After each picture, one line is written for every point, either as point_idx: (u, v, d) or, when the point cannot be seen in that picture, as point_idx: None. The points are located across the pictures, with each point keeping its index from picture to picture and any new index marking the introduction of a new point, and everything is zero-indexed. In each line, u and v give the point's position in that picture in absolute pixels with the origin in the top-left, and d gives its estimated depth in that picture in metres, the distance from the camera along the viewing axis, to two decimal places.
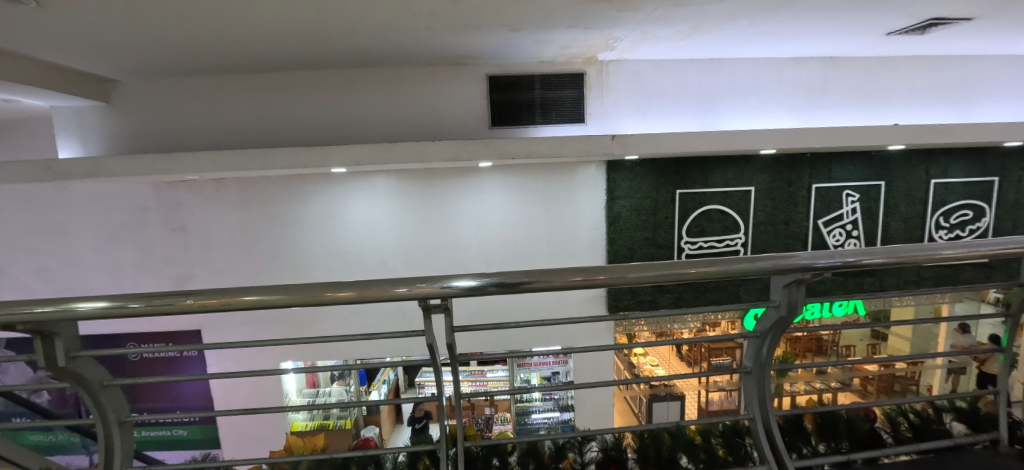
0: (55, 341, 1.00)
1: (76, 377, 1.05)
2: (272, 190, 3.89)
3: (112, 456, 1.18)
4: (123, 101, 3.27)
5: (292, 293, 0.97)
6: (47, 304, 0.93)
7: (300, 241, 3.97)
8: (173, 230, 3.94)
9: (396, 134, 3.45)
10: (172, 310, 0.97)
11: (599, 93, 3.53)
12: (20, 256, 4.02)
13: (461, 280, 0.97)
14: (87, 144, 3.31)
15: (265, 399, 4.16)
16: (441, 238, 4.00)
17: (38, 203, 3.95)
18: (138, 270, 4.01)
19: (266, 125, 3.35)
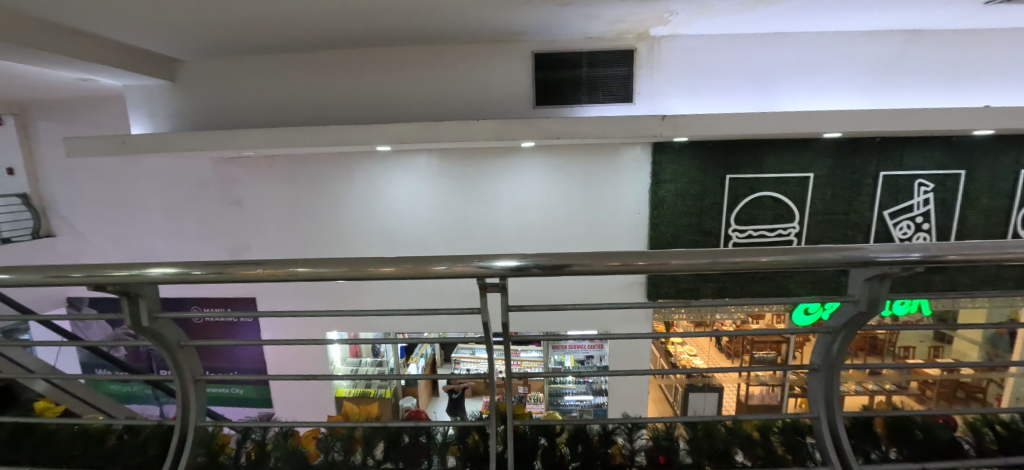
0: (139, 302, 1.07)
1: (156, 336, 1.13)
2: (319, 167, 4.01)
3: (187, 414, 1.25)
4: (186, 80, 3.44)
5: (338, 267, 0.98)
6: (125, 268, 0.98)
7: (345, 217, 4.10)
8: (231, 204, 4.18)
9: (439, 113, 3.45)
10: (230, 279, 1.01)
11: (649, 71, 3.37)
12: (102, 224, 4.42)
13: (504, 260, 0.96)
14: (155, 121, 3.53)
15: (313, 366, 4.42)
16: (480, 218, 4.01)
17: (115, 177, 4.29)
18: (200, 240, 4.29)
19: (315, 103, 3.44)
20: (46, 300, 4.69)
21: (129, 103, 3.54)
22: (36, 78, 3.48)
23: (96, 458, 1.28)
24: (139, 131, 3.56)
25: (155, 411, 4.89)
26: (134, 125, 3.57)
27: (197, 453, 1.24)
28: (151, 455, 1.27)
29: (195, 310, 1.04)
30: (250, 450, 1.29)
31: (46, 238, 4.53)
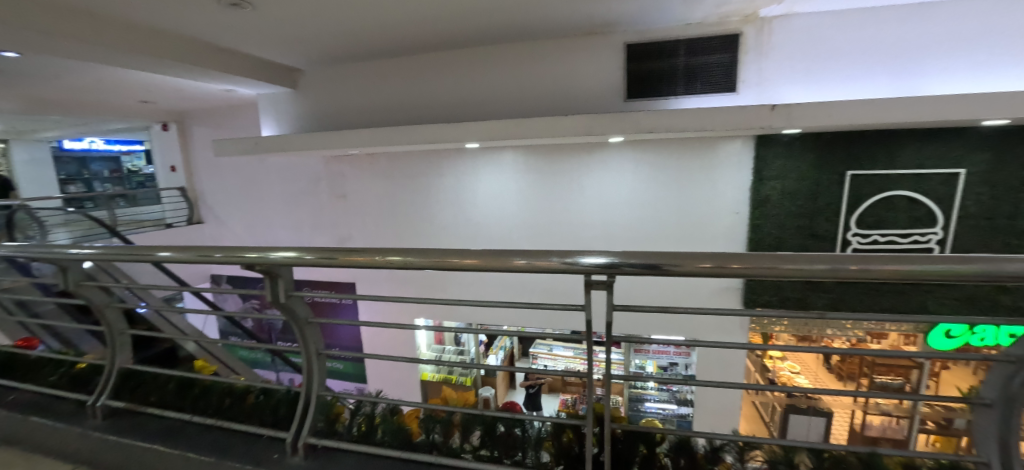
0: (278, 280, 1.15)
1: (289, 311, 1.19)
2: (414, 163, 4.30)
3: (313, 381, 1.27)
4: (306, 87, 3.90)
5: (420, 257, 0.99)
6: (255, 249, 1.07)
7: (435, 210, 4.34)
8: (337, 197, 4.66)
9: (526, 109, 3.49)
10: (334, 264, 1.06)
11: (756, 56, 3.06)
12: (240, 213, 5.24)
13: (590, 256, 0.89)
14: (281, 123, 4.06)
15: (403, 349, 4.75)
16: (564, 214, 3.99)
17: (250, 173, 5.05)
18: (312, 229, 4.86)
19: (411, 103, 3.69)
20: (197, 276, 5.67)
21: (261, 109, 4.13)
22: (196, 91, 4.21)
23: (240, 413, 1.35)
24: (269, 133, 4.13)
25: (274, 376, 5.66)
26: (265, 128, 4.15)
27: (318, 419, 1.29)
28: (283, 415, 1.33)
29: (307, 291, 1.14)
30: (361, 422, 1.36)
31: (198, 225, 5.48)
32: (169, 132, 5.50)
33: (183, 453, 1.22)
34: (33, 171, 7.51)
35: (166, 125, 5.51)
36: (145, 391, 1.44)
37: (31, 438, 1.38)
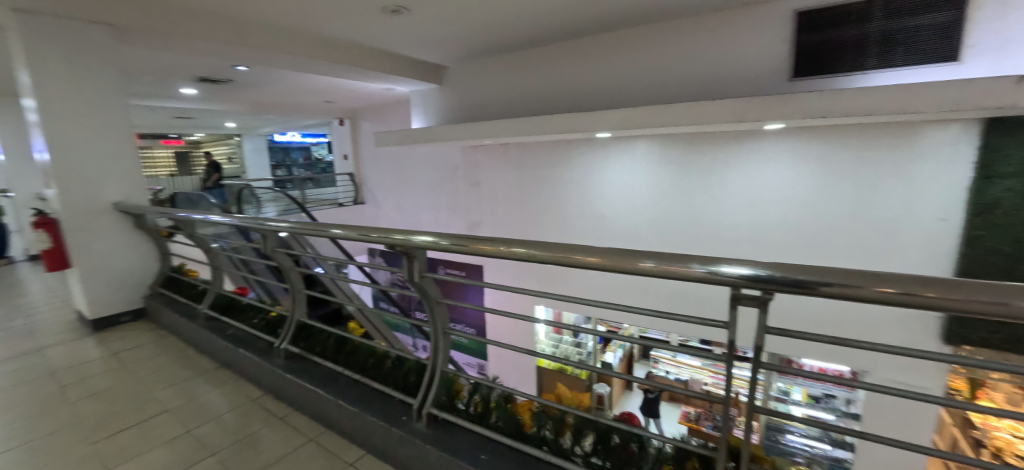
0: (414, 260, 1.20)
1: (422, 290, 1.24)
2: (545, 152, 4.35)
3: (437, 356, 1.33)
4: (449, 83, 4.26)
5: (544, 249, 0.91)
6: (400, 232, 1.15)
7: (561, 199, 4.33)
8: (471, 185, 5.02)
9: (664, 95, 3.19)
10: (466, 251, 1.06)
11: (1006, 5, 2.20)
12: (394, 196, 6.12)
13: (735, 266, 0.70)
14: (428, 117, 4.53)
15: (520, 339, 4.97)
16: (700, 211, 3.57)
17: (403, 161, 5.81)
18: (449, 214, 5.35)
19: (543, 94, 3.71)
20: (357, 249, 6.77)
21: (412, 104, 4.67)
22: (365, 91, 4.98)
23: (379, 374, 1.49)
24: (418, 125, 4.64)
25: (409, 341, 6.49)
26: (415, 121, 4.68)
27: (441, 392, 1.35)
28: (412, 383, 1.42)
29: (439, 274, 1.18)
30: (478, 402, 1.39)
31: (360, 205, 6.54)
32: (344, 126, 6.72)
33: (335, 400, 1.40)
34: (257, 158, 9.84)
35: (342, 121, 6.73)
36: (313, 343, 1.71)
37: (240, 365, 1.78)
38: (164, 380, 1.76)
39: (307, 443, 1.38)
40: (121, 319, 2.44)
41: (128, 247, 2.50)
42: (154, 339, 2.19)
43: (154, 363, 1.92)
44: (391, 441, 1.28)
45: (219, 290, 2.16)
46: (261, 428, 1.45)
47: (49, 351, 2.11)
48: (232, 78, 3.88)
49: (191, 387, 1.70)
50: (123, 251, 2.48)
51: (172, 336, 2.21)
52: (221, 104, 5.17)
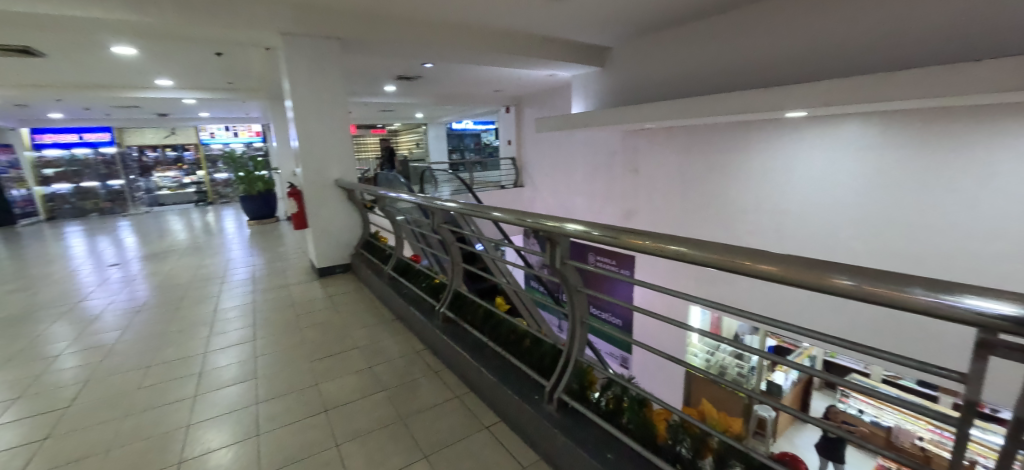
0: (556, 247, 1.14)
1: (563, 278, 1.18)
2: (717, 136, 3.82)
3: (573, 344, 1.29)
4: (611, 64, 4.11)
5: (702, 249, 0.76)
6: (553, 218, 1.10)
7: (732, 191, 3.76)
8: (630, 172, 4.81)
9: (899, 59, 2.37)
10: (613, 242, 0.96)
11: None
12: (551, 182, 6.46)
13: (991, 304, 0.47)
14: (589, 101, 4.50)
15: (673, 346, 4.70)
16: (936, 217, 2.62)
17: (562, 146, 6.02)
18: (605, 200, 5.28)
19: (718, 69, 3.23)
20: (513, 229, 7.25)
21: (573, 91, 4.72)
22: (529, 79, 5.22)
23: (518, 351, 1.55)
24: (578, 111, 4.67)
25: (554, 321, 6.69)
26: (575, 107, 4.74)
27: (573, 380, 1.32)
28: (546, 366, 1.43)
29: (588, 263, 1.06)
30: (609, 398, 1.28)
31: (519, 188, 7.03)
32: (509, 114, 7.31)
33: (479, 367, 1.54)
34: (438, 144, 11.25)
35: (509, 109, 7.34)
36: (465, 311, 1.89)
37: (411, 320, 2.11)
38: (358, 323, 2.23)
39: (452, 399, 1.56)
40: (335, 270, 3.15)
41: (343, 215, 3.15)
42: (354, 288, 2.81)
43: (354, 308, 2.45)
44: (522, 417, 1.33)
45: (399, 257, 2.60)
46: (420, 377, 1.70)
47: (296, 287, 2.90)
48: (422, 75, 4.55)
49: (375, 332, 2.12)
50: (340, 218, 3.13)
51: (367, 289, 2.76)
52: (414, 98, 6.13)
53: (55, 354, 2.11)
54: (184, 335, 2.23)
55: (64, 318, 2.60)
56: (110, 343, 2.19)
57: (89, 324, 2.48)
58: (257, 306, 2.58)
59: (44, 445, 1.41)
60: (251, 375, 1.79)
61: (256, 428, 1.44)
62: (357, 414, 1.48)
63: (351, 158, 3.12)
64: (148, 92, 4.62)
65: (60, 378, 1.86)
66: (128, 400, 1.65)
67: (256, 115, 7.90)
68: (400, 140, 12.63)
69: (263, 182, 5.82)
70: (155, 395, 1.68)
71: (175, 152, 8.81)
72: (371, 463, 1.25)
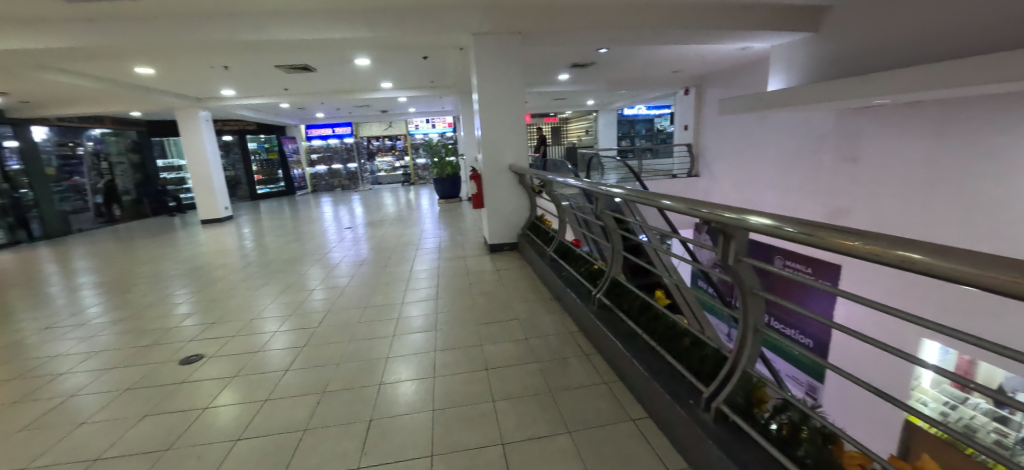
0: (731, 241, 0.98)
1: (735, 277, 1.00)
2: (996, 111, 2.73)
3: (741, 353, 1.12)
4: (831, 27, 3.36)
5: (945, 258, 0.52)
6: (732, 210, 0.93)
7: (1013, 188, 2.65)
8: (845, 161, 3.86)
9: None
10: (809, 241, 0.75)
11: None
12: (733, 171, 5.74)
13: None
14: (792, 75, 3.79)
15: (883, 379, 3.87)
16: None
17: (751, 131, 5.25)
18: (803, 195, 4.39)
19: (1008, 15, 2.29)
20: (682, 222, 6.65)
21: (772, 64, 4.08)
22: (714, 55, 4.67)
23: (675, 350, 1.44)
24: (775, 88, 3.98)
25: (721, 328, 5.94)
26: (773, 83, 4.06)
27: (738, 393, 1.15)
28: (706, 372, 1.29)
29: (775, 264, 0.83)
30: (784, 424, 1.05)
31: (693, 178, 6.45)
32: (689, 95, 6.79)
33: (631, 358, 1.50)
34: (607, 131, 10.84)
35: (689, 90, 6.83)
36: (621, 300, 1.86)
37: (568, 301, 2.20)
38: (519, 297, 2.45)
39: (600, 384, 1.57)
40: (504, 248, 3.49)
41: (514, 197, 3.43)
42: (519, 266, 3.06)
43: (517, 283, 2.70)
44: (673, 418, 1.25)
45: (561, 240, 2.70)
46: (571, 357, 1.77)
47: (470, 259, 3.35)
48: (596, 61, 4.54)
49: (534, 308, 2.29)
50: (510, 200, 3.42)
51: (530, 267, 2.98)
52: (585, 85, 6.20)
53: (312, 288, 2.96)
54: (391, 286, 2.84)
55: (319, 264, 3.61)
56: (344, 285, 2.95)
57: (332, 270, 3.38)
58: (441, 271, 3.09)
59: (303, 350, 2.02)
60: (431, 326, 2.16)
61: (433, 371, 1.73)
62: (511, 378, 1.64)
63: (525, 144, 3.36)
64: (375, 93, 5.86)
65: (313, 306, 2.60)
66: (352, 329, 2.20)
67: (450, 109, 9.22)
68: (569, 127, 12.38)
69: (451, 166, 6.80)
70: (368, 329, 2.19)
71: (391, 141, 10.84)
72: (520, 424, 1.37)
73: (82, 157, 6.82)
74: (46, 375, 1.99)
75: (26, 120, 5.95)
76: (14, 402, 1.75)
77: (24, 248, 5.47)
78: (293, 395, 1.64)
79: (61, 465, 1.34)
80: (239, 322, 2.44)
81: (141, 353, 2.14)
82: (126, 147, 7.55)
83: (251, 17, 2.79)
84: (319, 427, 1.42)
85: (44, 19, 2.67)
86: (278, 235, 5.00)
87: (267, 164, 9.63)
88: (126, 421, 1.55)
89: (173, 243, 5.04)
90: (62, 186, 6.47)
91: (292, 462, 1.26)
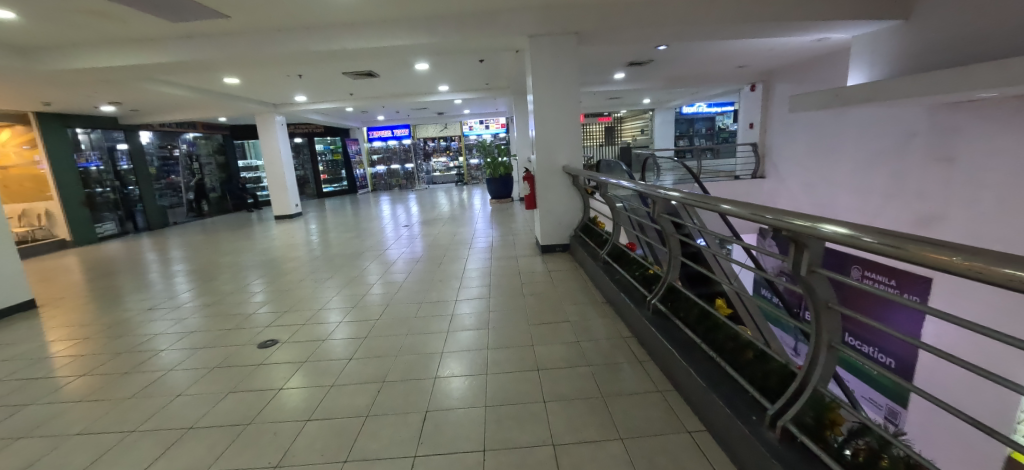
0: (804, 251, 0.91)
1: (808, 289, 0.94)
2: None
3: (811, 369, 1.04)
4: (924, 14, 3.03)
5: None
6: (805, 217, 0.87)
7: None
8: (938, 162, 3.43)
9: None
10: (897, 254, 0.67)
11: None
12: (803, 173, 5.32)
13: None
14: (876, 68, 3.45)
15: (979, 407, 3.41)
16: None
17: (825, 128, 4.83)
18: (886, 199, 3.97)
19: None
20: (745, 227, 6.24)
21: (851, 57, 3.75)
22: (785, 48, 4.35)
23: (736, 361, 1.37)
24: (856, 82, 3.64)
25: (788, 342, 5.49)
26: (852, 77, 3.70)
27: (807, 412, 1.07)
28: (771, 386, 1.21)
29: (849, 277, 0.76)
30: (860, 450, 0.97)
31: (757, 179, 6.05)
32: (755, 92, 6.38)
33: (687, 366, 1.46)
34: (664, 130, 10.42)
35: (754, 86, 6.42)
36: (678, 307, 1.80)
37: (620, 305, 2.16)
38: (571, 299, 2.45)
39: (654, 392, 1.54)
40: (555, 249, 3.49)
41: (566, 199, 3.41)
42: (571, 268, 3.05)
43: (568, 284, 2.69)
44: (733, 433, 1.19)
45: (614, 243, 2.66)
46: (624, 362, 1.74)
47: (521, 259, 3.39)
48: (653, 58, 4.40)
49: (585, 310, 2.27)
50: (563, 202, 3.41)
51: (581, 270, 2.96)
52: (640, 84, 6.03)
53: (371, 283, 3.15)
54: (444, 283, 2.95)
55: (377, 259, 3.82)
56: (400, 281, 3.10)
57: (390, 266, 3.57)
58: (493, 270, 3.15)
59: (363, 341, 2.16)
60: (483, 324, 2.21)
61: (485, 368, 1.78)
62: (561, 379, 1.65)
63: (578, 145, 3.33)
64: (432, 96, 6.08)
65: (372, 300, 2.76)
66: (409, 324, 2.31)
67: (502, 110, 9.34)
68: (624, 127, 12.05)
69: (504, 167, 6.89)
70: (424, 324, 2.29)
71: (446, 142, 11.15)
72: (571, 427, 1.37)
73: (179, 158, 7.71)
74: (151, 350, 2.28)
75: (137, 126, 6.83)
76: (127, 372, 2.03)
77: (133, 238, 6.29)
78: (356, 382, 1.75)
79: (164, 429, 1.54)
80: (307, 312, 2.65)
81: (225, 336, 2.39)
82: (212, 149, 8.44)
83: (323, 29, 3.02)
84: (379, 414, 1.51)
85: (155, 39, 3.08)
86: (340, 231, 5.35)
87: (332, 164, 10.32)
88: (214, 396, 1.74)
89: (251, 236, 5.56)
90: (163, 184, 7.35)
91: (356, 445, 1.35)
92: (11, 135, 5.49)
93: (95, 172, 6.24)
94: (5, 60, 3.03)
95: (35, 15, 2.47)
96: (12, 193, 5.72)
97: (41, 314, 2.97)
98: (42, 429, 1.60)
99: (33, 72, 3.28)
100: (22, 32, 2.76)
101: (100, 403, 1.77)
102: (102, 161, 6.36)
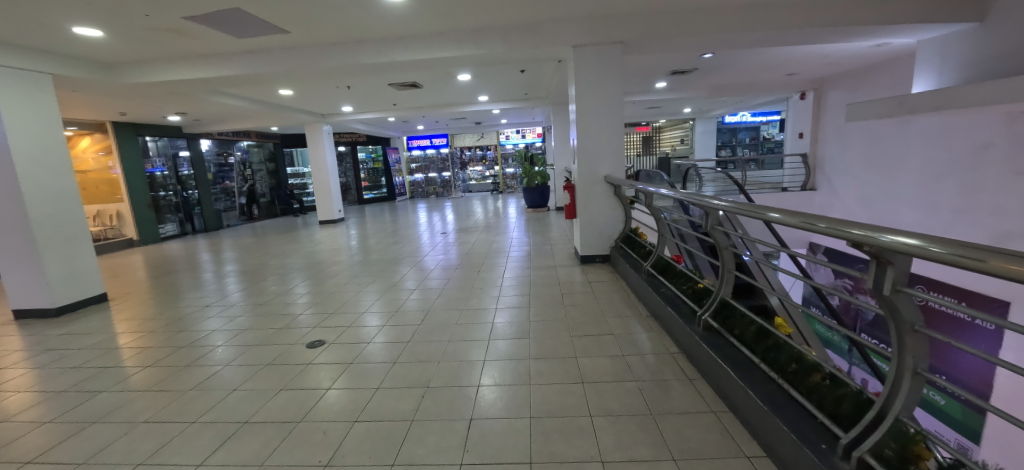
0: (888, 268, 0.83)
1: (890, 308, 0.86)
2: None
3: (891, 398, 0.94)
4: (1001, 16, 2.81)
5: None
6: (863, 227, 0.83)
7: None
8: (1016, 174, 3.15)
9: None
10: (983, 269, 0.62)
11: None
12: (859, 185, 5.02)
13: None
14: (945, 75, 3.23)
15: None
16: None
17: (884, 139, 4.56)
18: (956, 215, 3.67)
19: None
20: (793, 241, 5.92)
21: (916, 63, 3.53)
22: (841, 54, 4.15)
23: (801, 384, 1.28)
24: (921, 90, 3.42)
25: (844, 364, 5.09)
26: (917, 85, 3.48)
27: (888, 443, 0.97)
28: (844, 413, 1.12)
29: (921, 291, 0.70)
30: None
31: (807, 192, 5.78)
32: (805, 100, 6.12)
33: (743, 385, 1.38)
34: (705, 140, 10.12)
35: (804, 94, 6.16)
36: (732, 324, 1.71)
37: (666, 320, 2.09)
38: (614, 311, 2.39)
39: (707, 413, 1.46)
40: (595, 259, 3.43)
41: (608, 208, 3.37)
42: (611, 279, 3.00)
43: (609, 296, 2.63)
44: (802, 464, 1.09)
45: (659, 255, 2.57)
46: (673, 380, 1.68)
47: (560, 269, 3.36)
48: (699, 67, 4.30)
49: (630, 324, 2.22)
50: (605, 211, 3.36)
51: (623, 282, 2.89)
52: (682, 93, 5.92)
53: (409, 289, 3.20)
54: (481, 291, 2.97)
55: (414, 266, 3.90)
56: (438, 288, 3.14)
57: (426, 273, 3.62)
58: (531, 279, 3.14)
59: (405, 346, 2.19)
60: (522, 334, 2.20)
61: (527, 379, 1.76)
62: (608, 394, 1.60)
63: (621, 155, 3.29)
64: (472, 106, 6.20)
65: (411, 306, 2.81)
66: (449, 330, 2.34)
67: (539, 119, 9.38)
68: (663, 136, 11.78)
69: (541, 176, 6.89)
70: (464, 331, 2.30)
71: (482, 151, 11.29)
72: (620, 444, 1.32)
73: (234, 165, 8.21)
74: (207, 345, 2.40)
75: (198, 134, 7.32)
76: (187, 366, 2.14)
77: (190, 238, 6.73)
78: (400, 386, 1.78)
79: (222, 423, 1.61)
80: (351, 315, 2.72)
81: (274, 335, 2.49)
82: (264, 157, 8.94)
83: (373, 43, 3.16)
84: (424, 420, 1.52)
85: (222, 54, 3.31)
86: (380, 237, 5.51)
87: (373, 172, 10.80)
88: (266, 393, 1.81)
89: (298, 239, 5.82)
90: (219, 188, 7.83)
91: (403, 450, 1.36)
92: (91, 142, 5.99)
93: (160, 177, 6.73)
94: (92, 75, 3.34)
95: (119, 33, 2.71)
96: (90, 195, 6.25)
97: (112, 307, 3.22)
98: (113, 415, 1.72)
99: (114, 86, 3.60)
100: (108, 49, 3.04)
101: (163, 393, 1.87)
102: (166, 167, 6.86)
